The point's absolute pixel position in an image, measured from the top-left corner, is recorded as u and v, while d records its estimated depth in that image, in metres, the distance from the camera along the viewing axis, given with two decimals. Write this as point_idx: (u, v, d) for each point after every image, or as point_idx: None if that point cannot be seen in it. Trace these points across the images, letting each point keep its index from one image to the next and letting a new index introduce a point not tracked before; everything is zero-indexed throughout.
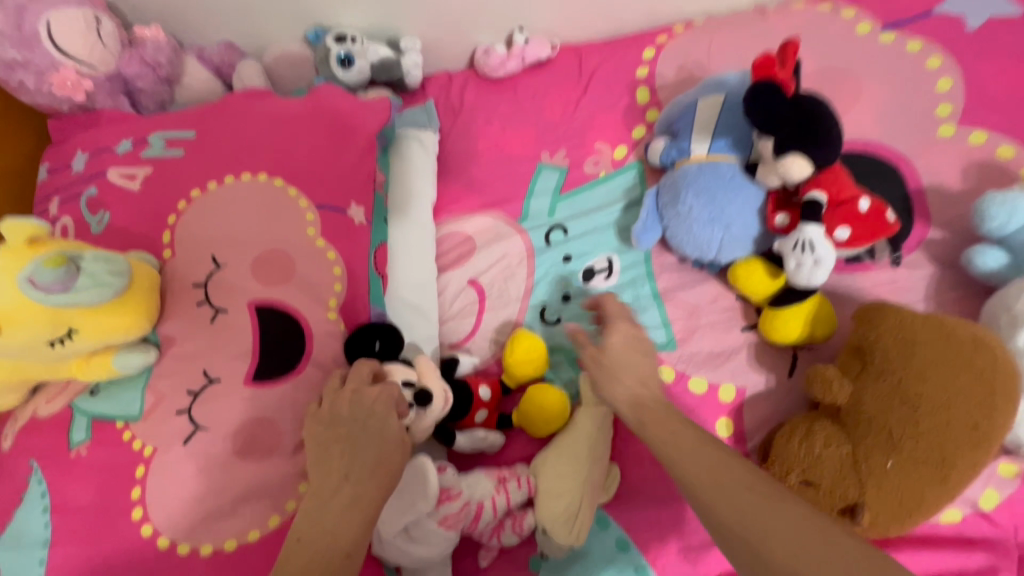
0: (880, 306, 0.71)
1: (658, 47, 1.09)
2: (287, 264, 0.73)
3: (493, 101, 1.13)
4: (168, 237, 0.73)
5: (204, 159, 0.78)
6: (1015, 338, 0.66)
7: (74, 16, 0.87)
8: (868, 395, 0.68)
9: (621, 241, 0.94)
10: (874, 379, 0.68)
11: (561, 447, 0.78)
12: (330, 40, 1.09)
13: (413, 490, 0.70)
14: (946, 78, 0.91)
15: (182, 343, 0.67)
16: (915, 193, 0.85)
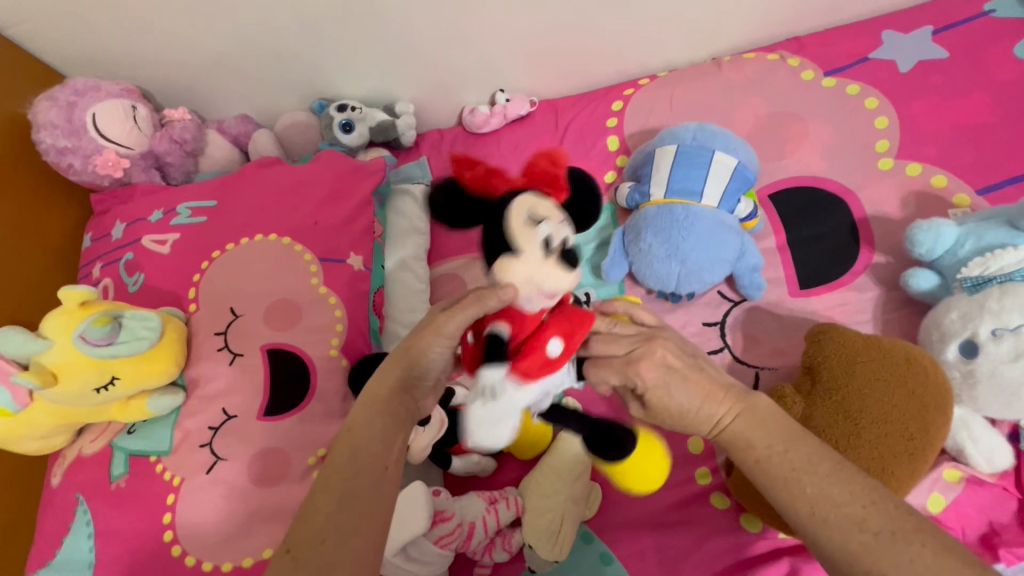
0: (825, 328, 0.76)
1: (626, 99, 1.21)
2: (294, 311, 0.82)
3: (480, 155, 1.25)
4: (193, 293, 0.84)
5: (224, 224, 0.90)
6: (945, 352, 0.73)
7: (115, 107, 1.02)
8: (817, 412, 0.71)
9: (595, 276, 1.03)
10: (823, 398, 0.71)
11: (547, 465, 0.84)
12: (333, 109, 1.24)
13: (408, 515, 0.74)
14: (883, 117, 1.01)
15: (206, 385, 0.77)
16: (860, 222, 0.94)
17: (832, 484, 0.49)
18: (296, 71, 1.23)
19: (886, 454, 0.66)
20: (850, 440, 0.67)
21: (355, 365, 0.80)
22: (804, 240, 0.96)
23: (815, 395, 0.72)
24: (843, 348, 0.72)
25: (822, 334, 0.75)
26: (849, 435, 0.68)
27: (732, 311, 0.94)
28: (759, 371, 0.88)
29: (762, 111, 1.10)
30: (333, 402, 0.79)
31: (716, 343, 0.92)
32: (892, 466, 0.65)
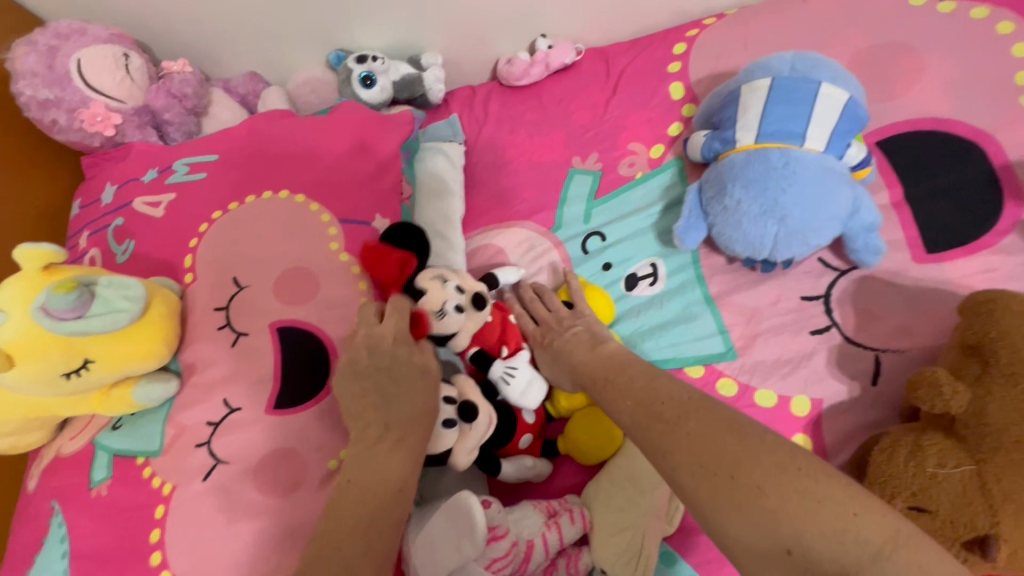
0: (997, 294, 0.57)
1: (690, 41, 1.04)
2: (309, 282, 0.67)
3: (519, 110, 1.09)
4: (188, 261, 0.70)
5: (226, 181, 0.76)
6: None
7: (103, 53, 0.89)
8: (995, 404, 0.53)
9: (662, 244, 0.87)
10: (1002, 386, 0.54)
11: (622, 470, 0.70)
12: (352, 61, 1.08)
13: (456, 529, 0.59)
14: (1022, 43, 0.82)
15: (204, 371, 0.63)
16: (1001, 170, 0.76)
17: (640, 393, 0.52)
18: (308, 16, 1.08)
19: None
20: None
21: None
22: (928, 195, 0.78)
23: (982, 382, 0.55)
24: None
25: (982, 301, 0.57)
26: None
27: (839, 282, 0.76)
28: (881, 355, 0.71)
29: (861, 45, 0.91)
30: None
31: (821, 320, 0.75)
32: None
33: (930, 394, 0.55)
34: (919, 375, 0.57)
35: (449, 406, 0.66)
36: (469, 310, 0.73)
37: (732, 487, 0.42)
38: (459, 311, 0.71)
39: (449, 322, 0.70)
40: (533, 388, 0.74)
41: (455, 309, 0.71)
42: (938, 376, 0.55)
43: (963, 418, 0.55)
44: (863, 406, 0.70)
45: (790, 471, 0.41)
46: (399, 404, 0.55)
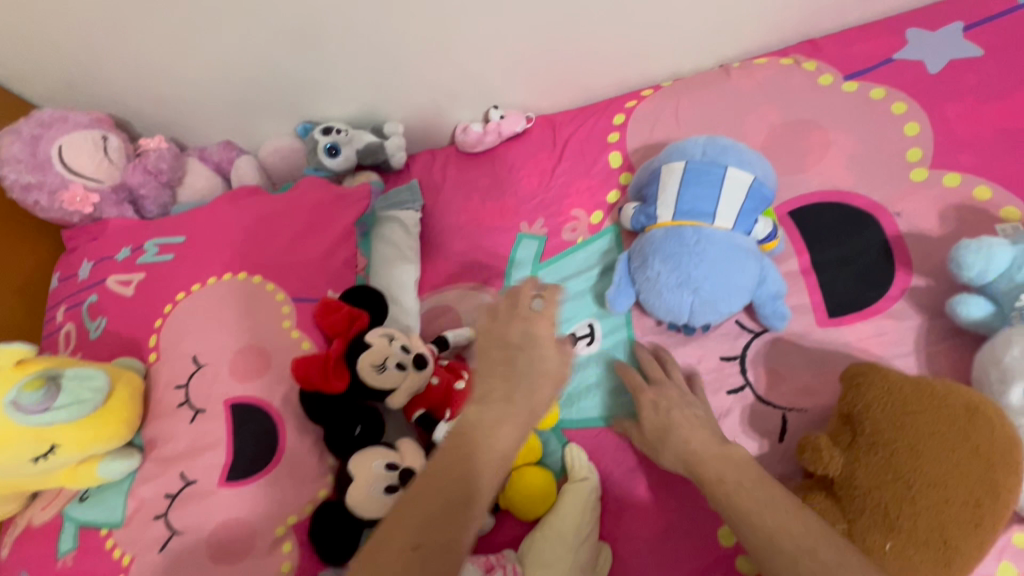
0: (866, 370, 0.65)
1: (628, 111, 1.13)
2: (263, 359, 0.74)
3: (474, 176, 1.17)
4: (153, 340, 0.77)
5: (192, 262, 0.83)
6: (1007, 395, 0.63)
7: (83, 139, 0.97)
8: (861, 469, 0.61)
9: (599, 306, 0.95)
10: (866, 453, 0.62)
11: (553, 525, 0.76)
12: (318, 133, 1.17)
13: None
14: (913, 123, 0.92)
15: (163, 446, 0.69)
16: (893, 240, 0.84)
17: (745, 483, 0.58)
18: (276, 92, 1.16)
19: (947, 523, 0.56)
20: (902, 504, 0.58)
21: (331, 418, 0.72)
22: (831, 263, 0.86)
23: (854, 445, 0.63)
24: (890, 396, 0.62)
25: (853, 377, 0.66)
26: (901, 498, 0.58)
27: (751, 343, 0.84)
28: (787, 414, 0.78)
29: (777, 120, 1.00)
30: (305, 462, 0.71)
31: (736, 379, 0.82)
32: (952, 538, 0.55)
33: (813, 455, 0.64)
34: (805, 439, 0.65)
35: (389, 473, 0.70)
36: (410, 369, 0.78)
37: None
38: (399, 369, 0.76)
39: (388, 377, 0.75)
40: None
41: (396, 366, 0.76)
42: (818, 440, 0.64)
43: (842, 475, 0.63)
44: (771, 461, 0.76)
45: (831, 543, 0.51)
46: (505, 413, 0.54)
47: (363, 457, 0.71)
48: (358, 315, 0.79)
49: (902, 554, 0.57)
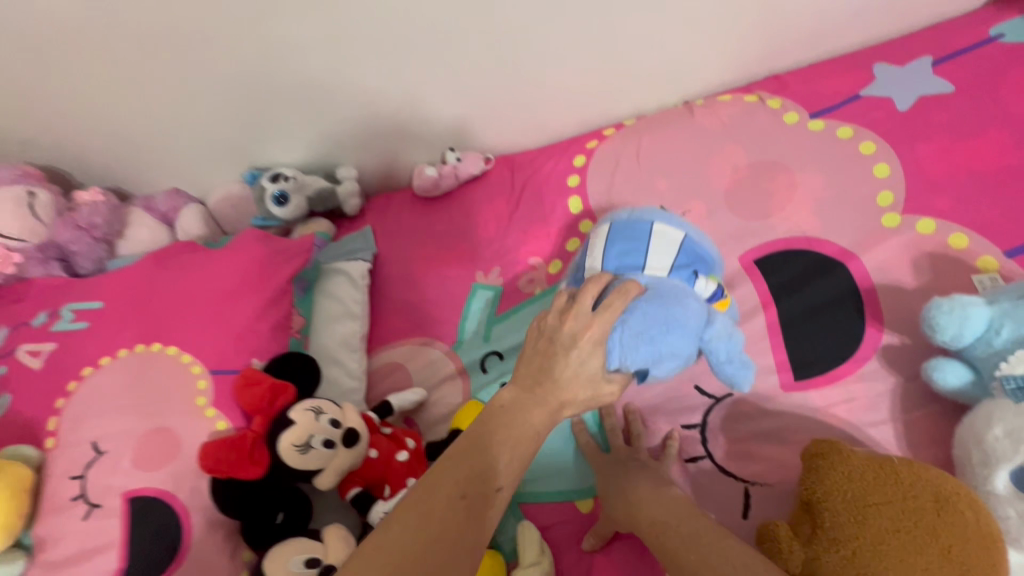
0: (826, 448, 0.58)
1: (589, 152, 1.07)
2: (171, 443, 0.67)
3: (429, 222, 1.12)
4: (53, 423, 0.70)
5: (106, 331, 0.77)
6: (992, 480, 0.56)
7: (5, 196, 0.91)
8: (822, 569, 0.53)
9: None
10: (826, 550, 0.54)
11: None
12: (265, 180, 1.11)
13: None
14: (882, 164, 0.86)
15: (52, 548, 0.62)
16: (865, 292, 0.78)
17: (657, 506, 0.63)
18: (222, 138, 1.12)
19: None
20: None
21: (247, 510, 0.65)
22: (798, 318, 0.79)
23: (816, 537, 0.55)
24: (848, 482, 0.55)
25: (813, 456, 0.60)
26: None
27: (712, 409, 0.78)
28: (750, 487, 0.71)
29: (741, 161, 0.95)
30: (212, 562, 0.63)
31: (694, 448, 0.76)
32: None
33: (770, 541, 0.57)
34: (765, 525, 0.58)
35: (309, 570, 0.63)
36: (340, 446, 0.71)
37: None
38: (326, 447, 0.69)
39: (313, 457, 0.68)
40: None
41: (322, 445, 0.69)
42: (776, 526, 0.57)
43: (803, 570, 0.55)
44: None
45: (727, 547, 0.53)
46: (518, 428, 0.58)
47: (280, 551, 0.64)
48: (283, 387, 0.72)
49: None
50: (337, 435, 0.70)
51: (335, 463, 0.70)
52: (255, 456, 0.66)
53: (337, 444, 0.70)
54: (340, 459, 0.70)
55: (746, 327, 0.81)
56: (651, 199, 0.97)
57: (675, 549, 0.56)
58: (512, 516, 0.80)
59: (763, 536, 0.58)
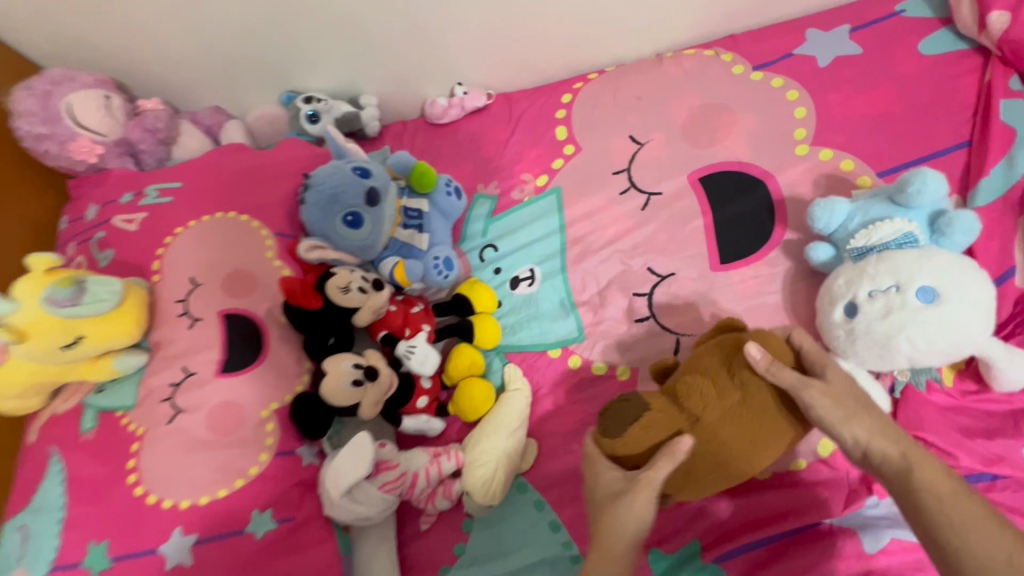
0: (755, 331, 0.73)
1: (574, 92, 1.29)
2: (250, 280, 0.90)
3: (439, 145, 1.33)
4: (157, 265, 0.92)
5: (189, 204, 0.98)
6: (832, 313, 0.81)
7: (88, 97, 1.09)
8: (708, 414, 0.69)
9: (541, 253, 1.12)
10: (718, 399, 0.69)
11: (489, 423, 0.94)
12: (300, 101, 1.31)
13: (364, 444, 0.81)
14: (802, 107, 1.10)
15: (167, 347, 0.85)
16: (776, 202, 1.03)
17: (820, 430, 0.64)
18: (262, 65, 1.30)
19: (742, 451, 0.70)
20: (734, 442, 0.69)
21: (310, 328, 0.89)
22: (726, 221, 1.04)
23: (693, 371, 0.73)
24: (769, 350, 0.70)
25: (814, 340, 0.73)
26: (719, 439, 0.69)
27: (658, 285, 1.02)
28: (681, 338, 0.97)
29: (696, 102, 1.18)
30: (283, 360, 0.87)
31: (642, 312, 1.01)
32: (739, 459, 0.70)
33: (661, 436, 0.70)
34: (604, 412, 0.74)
35: (356, 369, 0.87)
36: (371, 292, 0.94)
37: (923, 500, 0.57)
38: (361, 291, 0.92)
39: (353, 296, 0.91)
40: (431, 360, 0.97)
41: (359, 289, 0.92)
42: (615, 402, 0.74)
43: (675, 408, 0.71)
44: None
45: (930, 472, 0.58)
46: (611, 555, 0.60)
47: (336, 358, 0.87)
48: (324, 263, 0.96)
49: (712, 473, 0.71)
50: (369, 283, 0.94)
51: (370, 304, 0.93)
52: (311, 295, 0.89)
53: (369, 289, 0.93)
54: (371, 302, 0.93)
55: (687, 228, 1.06)
56: (623, 130, 1.20)
57: (923, 494, 0.57)
58: (499, 360, 1.04)
59: (618, 408, 0.73)
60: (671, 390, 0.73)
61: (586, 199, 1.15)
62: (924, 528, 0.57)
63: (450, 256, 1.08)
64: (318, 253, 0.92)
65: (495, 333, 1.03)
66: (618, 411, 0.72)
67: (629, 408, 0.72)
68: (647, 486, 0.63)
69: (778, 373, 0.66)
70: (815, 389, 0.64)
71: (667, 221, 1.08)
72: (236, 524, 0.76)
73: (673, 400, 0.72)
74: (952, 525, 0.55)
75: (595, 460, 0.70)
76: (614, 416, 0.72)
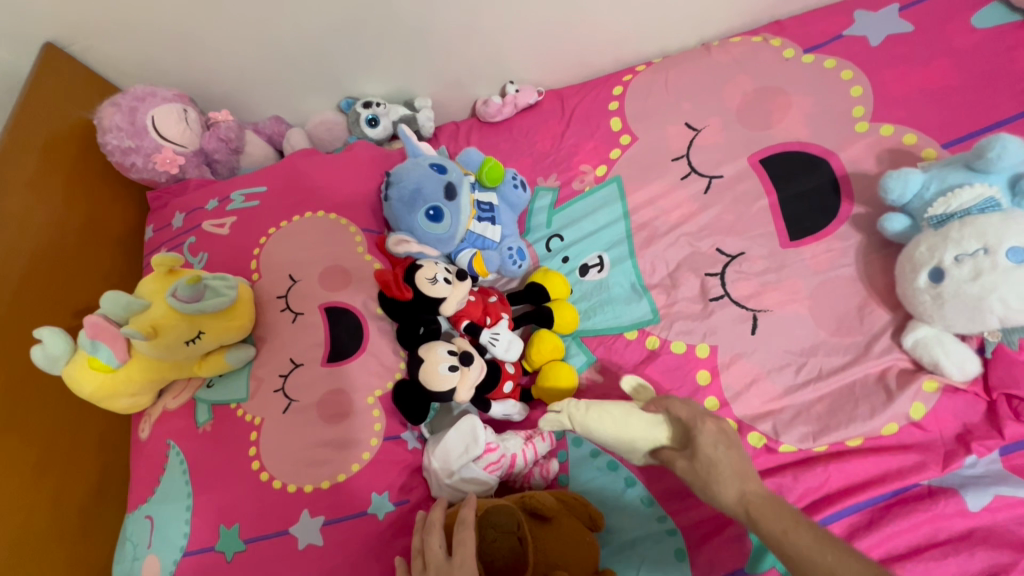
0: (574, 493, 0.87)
1: (624, 84, 1.32)
2: (345, 274, 0.95)
3: (494, 142, 1.37)
4: (254, 264, 0.97)
5: (277, 208, 1.03)
6: (917, 280, 0.84)
7: (171, 110, 1.15)
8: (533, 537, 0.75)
9: (608, 241, 1.15)
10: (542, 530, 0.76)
11: (597, 415, 0.83)
12: (359, 106, 1.35)
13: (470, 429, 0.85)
14: (858, 86, 1.12)
15: (273, 340, 0.90)
16: (841, 177, 1.05)
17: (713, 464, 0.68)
18: (321, 73, 1.34)
19: None
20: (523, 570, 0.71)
21: (403, 317, 0.92)
22: (792, 199, 1.06)
23: (551, 522, 0.78)
24: (573, 511, 0.82)
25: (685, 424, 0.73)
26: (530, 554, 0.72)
27: (729, 264, 1.05)
28: (757, 315, 0.99)
29: (749, 87, 1.20)
30: (381, 349, 0.91)
31: (717, 290, 1.03)
32: None
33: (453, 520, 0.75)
34: (492, 512, 0.75)
35: (450, 354, 0.87)
36: (455, 282, 0.95)
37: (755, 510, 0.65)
38: (447, 281, 0.92)
39: (440, 287, 0.91)
40: (515, 345, 1.00)
41: (444, 280, 0.92)
42: (513, 512, 0.75)
43: (536, 526, 0.77)
44: (746, 349, 0.97)
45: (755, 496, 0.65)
46: None
47: (431, 346, 0.88)
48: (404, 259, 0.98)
49: None
50: (454, 274, 0.95)
51: (457, 294, 0.94)
52: (404, 285, 0.90)
53: (456, 280, 0.95)
54: (457, 291, 0.94)
55: (754, 208, 1.08)
56: (678, 118, 1.23)
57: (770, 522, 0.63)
58: (577, 345, 1.08)
59: (492, 517, 0.75)
60: (550, 519, 0.78)
61: (648, 185, 1.17)
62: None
63: (522, 247, 1.12)
64: (404, 248, 0.95)
65: (573, 319, 1.06)
66: (505, 515, 0.75)
67: (505, 524, 0.74)
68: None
69: (699, 433, 0.70)
70: (681, 457, 0.73)
71: (731, 203, 1.10)
72: (359, 505, 0.79)
73: (531, 512, 0.78)
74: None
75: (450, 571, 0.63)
76: (489, 545, 0.71)
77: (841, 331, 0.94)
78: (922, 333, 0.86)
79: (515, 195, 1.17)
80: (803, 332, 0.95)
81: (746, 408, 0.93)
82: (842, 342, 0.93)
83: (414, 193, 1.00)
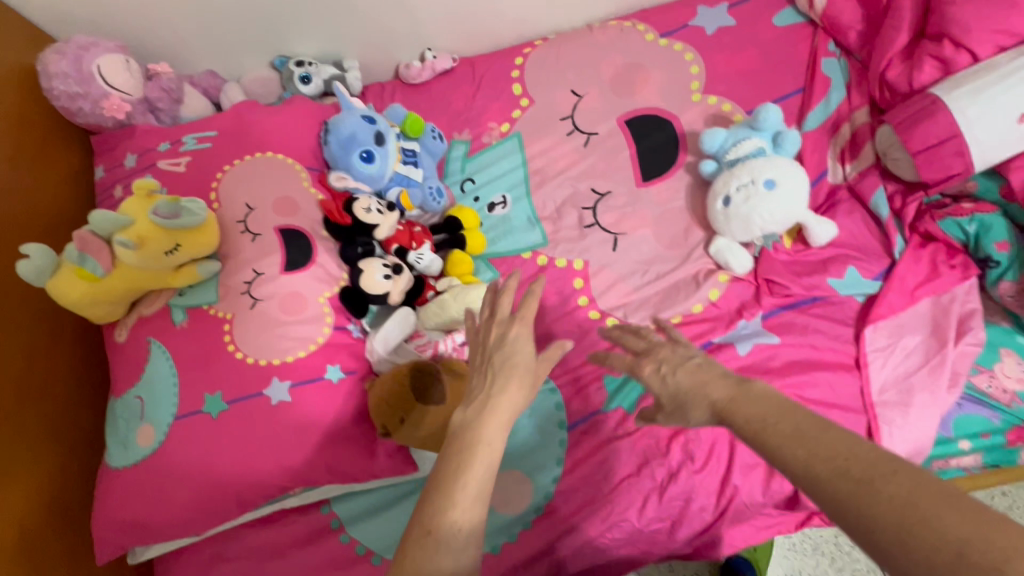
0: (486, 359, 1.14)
1: (525, 56, 1.59)
2: (294, 204, 1.16)
3: (416, 102, 1.60)
4: (213, 195, 1.15)
5: (228, 149, 1.21)
6: (715, 206, 1.21)
7: (115, 60, 1.27)
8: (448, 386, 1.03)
9: (509, 183, 1.44)
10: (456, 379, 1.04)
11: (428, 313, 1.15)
12: (292, 65, 1.51)
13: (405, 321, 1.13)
14: (696, 66, 1.47)
15: (236, 255, 1.10)
16: (680, 135, 1.41)
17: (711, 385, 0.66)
18: (255, 33, 1.49)
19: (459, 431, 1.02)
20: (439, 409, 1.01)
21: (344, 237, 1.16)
22: (646, 151, 1.41)
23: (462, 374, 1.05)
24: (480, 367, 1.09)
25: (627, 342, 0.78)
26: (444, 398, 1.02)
27: (600, 200, 1.38)
28: (617, 237, 1.33)
29: (620, 63, 1.52)
30: (327, 262, 1.14)
31: (590, 220, 1.36)
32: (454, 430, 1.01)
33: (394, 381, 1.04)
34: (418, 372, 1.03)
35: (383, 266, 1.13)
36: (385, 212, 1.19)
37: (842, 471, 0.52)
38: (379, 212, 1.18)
39: (372, 215, 1.16)
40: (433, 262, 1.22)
41: (377, 210, 1.17)
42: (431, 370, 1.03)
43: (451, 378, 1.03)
44: (608, 261, 1.31)
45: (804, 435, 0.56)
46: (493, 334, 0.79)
47: (368, 261, 1.14)
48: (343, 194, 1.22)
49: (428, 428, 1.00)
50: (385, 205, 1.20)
51: (387, 221, 1.19)
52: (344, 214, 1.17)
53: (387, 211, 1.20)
54: (388, 219, 1.19)
55: (618, 158, 1.41)
56: (566, 86, 1.52)
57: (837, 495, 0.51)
58: (484, 266, 1.36)
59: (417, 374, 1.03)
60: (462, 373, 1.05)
61: (541, 140, 1.47)
62: (925, 542, 0.45)
63: (440, 187, 1.37)
64: (343, 183, 1.20)
65: (482, 243, 1.34)
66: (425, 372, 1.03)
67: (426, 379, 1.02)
68: (522, 374, 0.72)
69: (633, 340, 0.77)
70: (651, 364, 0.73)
71: (604, 154, 1.43)
72: (317, 373, 1.05)
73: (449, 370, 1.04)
74: (898, 511, 0.47)
75: (511, 324, 0.76)
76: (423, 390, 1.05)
77: (672, 246, 1.30)
78: (720, 244, 1.23)
79: (434, 146, 1.42)
80: (647, 247, 1.31)
81: (607, 303, 1.27)
82: (672, 253, 1.30)
83: (349, 138, 1.22)
